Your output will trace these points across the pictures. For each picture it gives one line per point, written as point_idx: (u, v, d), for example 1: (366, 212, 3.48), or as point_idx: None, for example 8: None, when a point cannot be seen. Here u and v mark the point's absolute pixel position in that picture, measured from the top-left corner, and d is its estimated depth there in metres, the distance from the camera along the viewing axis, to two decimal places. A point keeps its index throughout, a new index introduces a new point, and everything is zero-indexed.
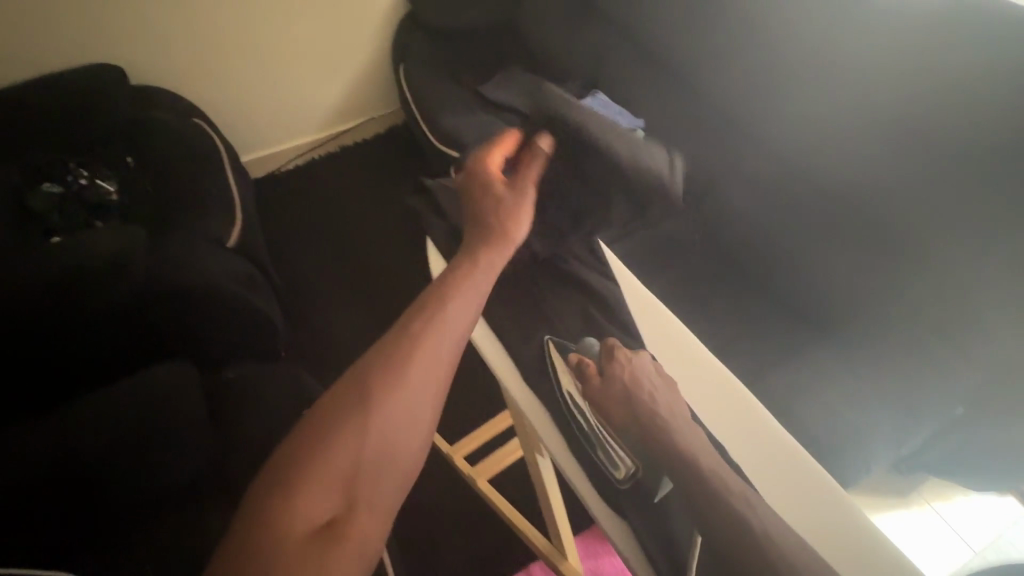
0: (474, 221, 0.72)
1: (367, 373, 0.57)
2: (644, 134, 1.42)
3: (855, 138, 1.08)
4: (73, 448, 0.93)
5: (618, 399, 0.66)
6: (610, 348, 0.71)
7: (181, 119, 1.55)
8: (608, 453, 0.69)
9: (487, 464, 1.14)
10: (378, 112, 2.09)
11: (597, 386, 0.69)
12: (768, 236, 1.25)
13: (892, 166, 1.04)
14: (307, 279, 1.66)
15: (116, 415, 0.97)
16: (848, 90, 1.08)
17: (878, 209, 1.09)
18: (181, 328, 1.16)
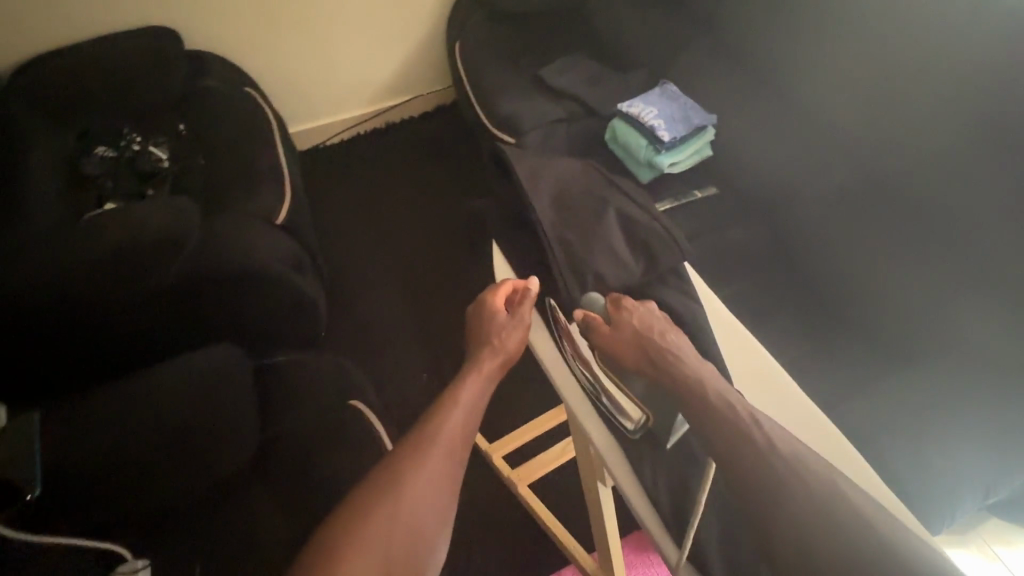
0: (476, 334, 0.86)
1: (393, 466, 0.73)
2: (713, 134, 1.35)
3: (980, 152, 0.97)
4: (121, 438, 0.88)
5: (628, 343, 0.76)
6: (616, 301, 0.80)
7: (234, 90, 1.52)
8: (616, 402, 0.77)
9: (529, 469, 1.12)
10: (427, 89, 2.02)
11: (607, 332, 0.78)
12: (849, 255, 1.16)
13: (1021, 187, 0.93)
14: (351, 261, 1.64)
15: (162, 407, 0.91)
16: (977, 99, 0.97)
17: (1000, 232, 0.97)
18: (228, 308, 1.13)
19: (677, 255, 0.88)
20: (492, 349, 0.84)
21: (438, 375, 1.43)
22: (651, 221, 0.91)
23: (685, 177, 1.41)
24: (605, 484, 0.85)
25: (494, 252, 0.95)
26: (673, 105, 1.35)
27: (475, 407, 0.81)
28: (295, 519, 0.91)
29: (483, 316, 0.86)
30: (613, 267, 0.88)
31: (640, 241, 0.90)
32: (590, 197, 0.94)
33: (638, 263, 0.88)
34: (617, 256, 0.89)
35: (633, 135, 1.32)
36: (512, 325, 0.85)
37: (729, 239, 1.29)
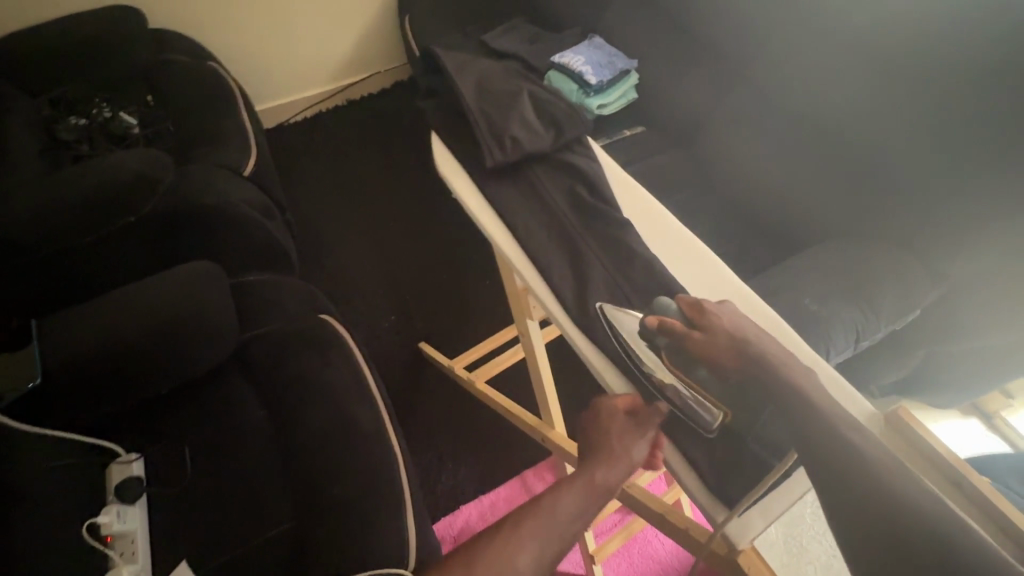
0: (594, 429, 0.73)
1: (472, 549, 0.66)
2: (636, 78, 1.52)
3: (857, 66, 1.17)
4: (110, 341, 0.97)
5: (730, 351, 0.66)
6: (695, 305, 0.71)
7: (198, 61, 1.63)
8: (692, 402, 0.73)
9: (486, 369, 1.22)
10: (385, 66, 2.16)
11: (699, 341, 0.68)
12: (757, 169, 1.36)
13: (887, 92, 1.13)
14: (317, 219, 1.75)
15: (146, 316, 1.00)
16: (849, 23, 1.16)
17: (877, 133, 1.16)
18: (202, 245, 1.24)
19: (580, 124, 0.92)
20: (616, 468, 0.69)
21: (404, 311, 1.55)
22: (557, 99, 0.94)
23: (616, 120, 1.58)
24: (534, 320, 0.86)
25: (431, 134, 0.95)
26: (600, 53, 1.51)
27: (576, 510, 0.67)
28: (273, 407, 1.05)
29: (604, 422, 0.72)
30: (526, 131, 0.91)
31: (548, 116, 0.93)
32: (503, 82, 0.96)
33: (547, 132, 0.91)
34: (528, 125, 0.91)
35: (565, 81, 1.48)
36: (642, 449, 0.71)
37: (656, 169, 1.46)
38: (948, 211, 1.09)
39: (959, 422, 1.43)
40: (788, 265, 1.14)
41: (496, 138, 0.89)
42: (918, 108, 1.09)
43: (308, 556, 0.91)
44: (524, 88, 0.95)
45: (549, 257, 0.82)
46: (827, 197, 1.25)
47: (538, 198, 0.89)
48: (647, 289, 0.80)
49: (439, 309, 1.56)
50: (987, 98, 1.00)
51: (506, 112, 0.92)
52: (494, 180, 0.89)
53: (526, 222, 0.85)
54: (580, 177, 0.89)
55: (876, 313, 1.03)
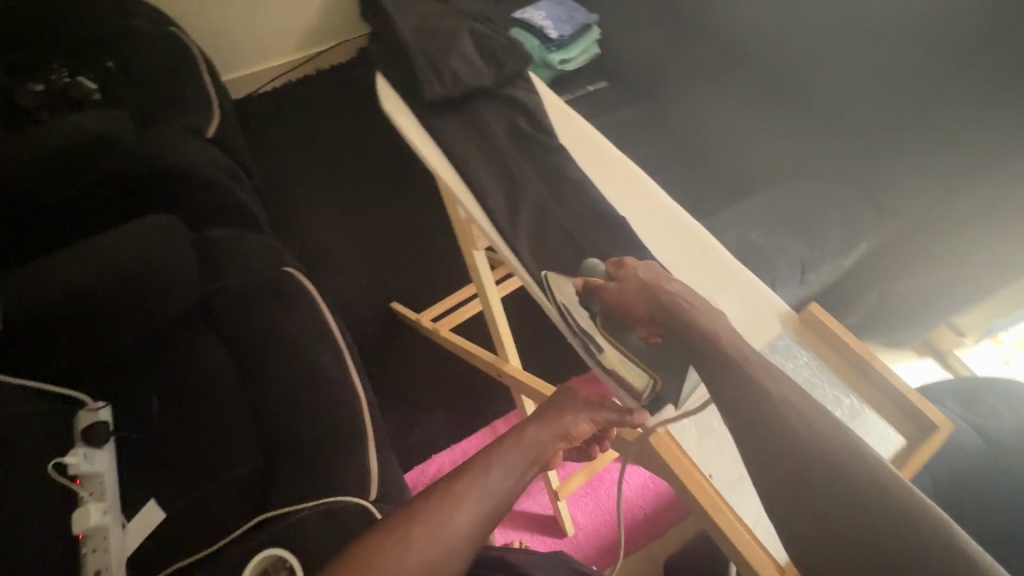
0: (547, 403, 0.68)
1: (406, 518, 0.55)
2: (598, 32, 1.52)
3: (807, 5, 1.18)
4: (70, 290, 0.98)
5: (641, 296, 0.63)
6: (617, 263, 0.71)
7: (158, 26, 1.61)
8: (624, 375, 0.67)
9: (450, 316, 1.25)
10: (352, 35, 2.16)
11: (616, 294, 0.66)
12: (715, 117, 1.37)
13: (833, 29, 1.15)
14: (287, 186, 1.75)
15: (105, 266, 1.01)
16: None
17: (824, 70, 1.19)
18: (165, 202, 1.26)
19: (521, 60, 0.94)
20: (549, 429, 0.65)
21: (374, 272, 1.57)
22: (498, 38, 0.96)
23: (578, 76, 1.58)
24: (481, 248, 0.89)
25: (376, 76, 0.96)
26: (560, 9, 1.51)
27: (510, 482, 0.60)
28: (237, 354, 1.08)
29: (556, 399, 0.68)
30: (466, 67, 0.92)
31: (490, 53, 0.95)
32: (446, 24, 0.97)
33: (487, 68, 0.93)
34: (470, 62, 0.93)
35: (525, 36, 1.48)
36: (582, 423, 0.66)
37: (617, 121, 1.47)
38: (892, 144, 1.12)
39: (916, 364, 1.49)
40: (741, 206, 1.17)
41: (437, 74, 0.90)
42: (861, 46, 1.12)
43: (272, 492, 0.95)
44: (464, 27, 0.97)
45: (490, 189, 0.84)
46: (780, 140, 1.28)
47: (479, 131, 0.90)
48: (582, 214, 0.83)
49: (409, 268, 1.58)
50: (921, 31, 1.04)
51: (449, 51, 0.93)
52: (437, 114, 0.90)
53: (469, 154, 0.87)
54: (521, 110, 0.91)
55: (821, 247, 1.08)
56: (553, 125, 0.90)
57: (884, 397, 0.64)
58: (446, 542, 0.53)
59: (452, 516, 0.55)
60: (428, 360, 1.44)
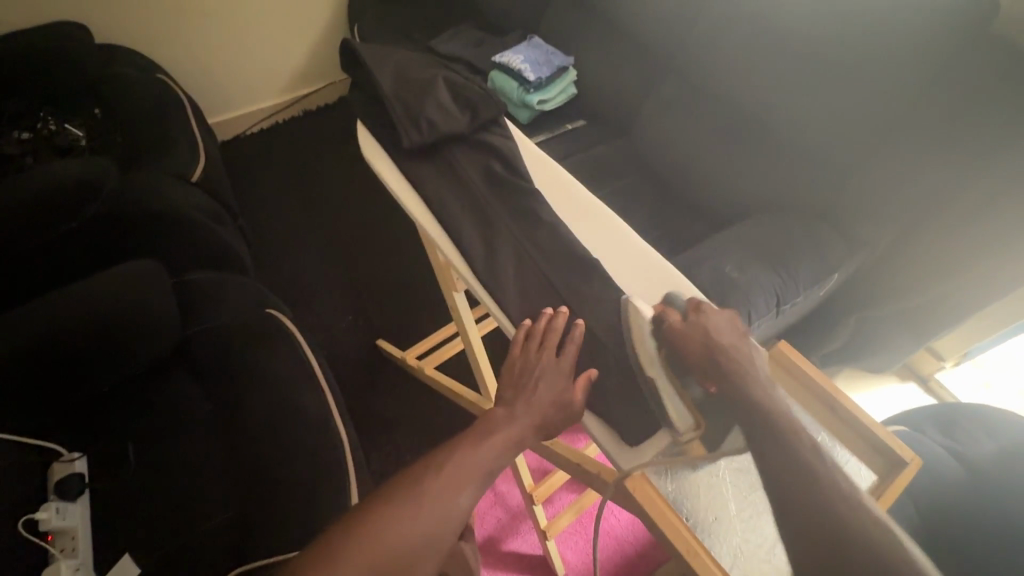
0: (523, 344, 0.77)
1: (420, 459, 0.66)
2: (574, 74, 1.58)
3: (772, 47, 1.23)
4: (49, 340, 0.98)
5: (701, 349, 0.66)
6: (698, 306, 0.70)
7: (146, 75, 1.65)
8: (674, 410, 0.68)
9: (434, 356, 1.25)
10: (338, 77, 2.22)
11: (684, 336, 0.68)
12: (689, 153, 1.42)
13: (796, 72, 1.20)
14: (274, 225, 1.77)
15: (86, 314, 1.01)
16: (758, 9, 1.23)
17: (792, 106, 1.22)
18: (148, 246, 1.26)
19: (495, 107, 0.97)
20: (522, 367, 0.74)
21: (360, 310, 1.58)
22: (471, 86, 0.99)
23: (557, 115, 1.64)
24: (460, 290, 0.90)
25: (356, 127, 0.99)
26: (538, 52, 1.57)
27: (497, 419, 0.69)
28: (217, 399, 1.07)
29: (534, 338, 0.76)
30: (441, 114, 0.95)
31: (464, 100, 0.98)
32: (422, 72, 1.01)
33: (463, 115, 0.96)
34: (445, 109, 0.96)
35: (504, 79, 1.53)
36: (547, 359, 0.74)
37: (596, 158, 1.51)
38: (860, 179, 1.16)
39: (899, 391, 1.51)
40: (717, 239, 1.20)
41: (414, 122, 0.93)
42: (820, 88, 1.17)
43: (251, 542, 0.93)
44: (439, 75, 1.00)
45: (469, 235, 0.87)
46: (752, 176, 1.32)
47: (455, 176, 0.93)
48: (558, 258, 0.84)
49: (394, 304, 1.59)
50: (875, 75, 1.09)
51: (423, 98, 0.96)
52: (415, 161, 0.93)
53: (446, 200, 0.89)
54: (496, 156, 0.94)
55: (797, 279, 1.11)
56: (526, 168, 0.93)
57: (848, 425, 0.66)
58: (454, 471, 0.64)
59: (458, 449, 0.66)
60: (415, 398, 1.43)
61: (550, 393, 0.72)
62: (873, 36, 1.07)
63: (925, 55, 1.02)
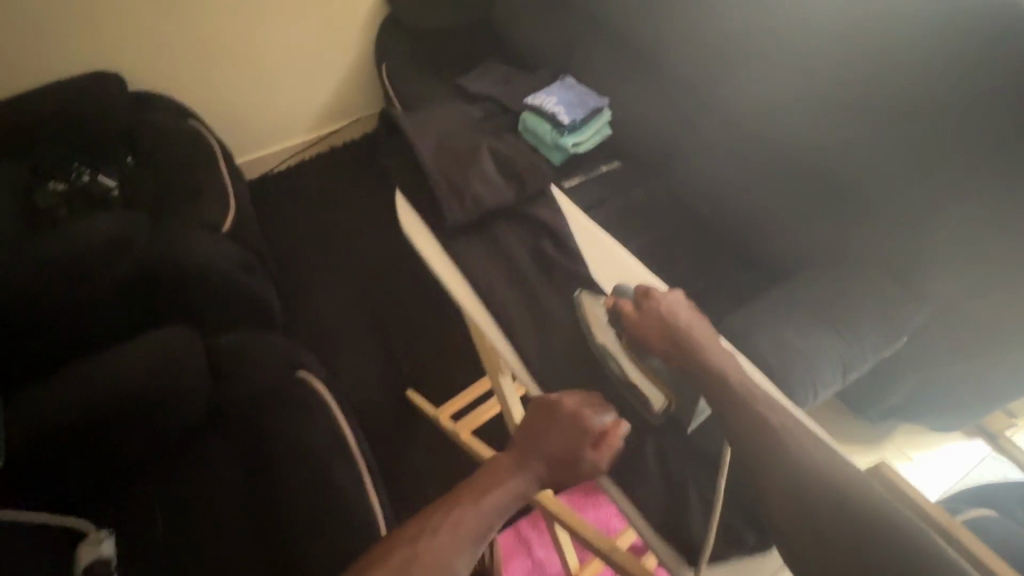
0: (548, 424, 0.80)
1: (448, 500, 0.72)
2: (609, 114, 1.53)
3: (824, 88, 1.16)
4: (86, 408, 0.97)
5: (654, 329, 0.83)
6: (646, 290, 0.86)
7: (178, 120, 1.66)
8: (642, 387, 0.86)
9: (470, 419, 1.20)
10: (365, 112, 2.22)
11: (639, 319, 0.85)
12: (735, 196, 1.34)
13: (854, 116, 1.12)
14: (303, 268, 1.75)
15: (120, 380, 1.00)
16: (806, 51, 1.17)
17: (853, 149, 1.14)
18: (180, 302, 1.26)
19: (539, 177, 1.10)
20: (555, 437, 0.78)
21: (391, 357, 1.54)
22: (515, 155, 1.14)
23: (591, 156, 1.58)
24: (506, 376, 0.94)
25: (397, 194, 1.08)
26: (572, 93, 1.53)
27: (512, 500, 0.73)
28: (249, 469, 1.03)
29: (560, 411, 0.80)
30: (484, 186, 1.07)
31: (511, 169, 1.12)
32: (464, 141, 1.13)
33: (510, 187, 1.09)
34: (490, 181, 1.08)
35: (537, 121, 1.50)
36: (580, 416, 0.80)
37: (633, 202, 1.46)
38: (930, 230, 1.08)
39: (951, 449, 1.44)
40: (771, 295, 1.13)
41: (458, 195, 1.03)
42: (876, 135, 1.10)
43: None
44: (478, 148, 1.11)
45: (511, 315, 0.93)
46: (804, 223, 1.24)
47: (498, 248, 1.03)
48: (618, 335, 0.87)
49: (425, 352, 1.55)
50: (941, 124, 1.02)
51: (465, 172, 1.07)
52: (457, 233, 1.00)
53: (490, 275, 0.98)
54: (543, 231, 1.05)
55: (858, 342, 1.04)
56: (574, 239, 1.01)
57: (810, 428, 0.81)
58: (474, 519, 0.70)
59: (479, 494, 0.72)
60: (446, 454, 1.38)
61: (567, 457, 0.76)
62: (937, 84, 1.00)
63: (998, 105, 0.95)
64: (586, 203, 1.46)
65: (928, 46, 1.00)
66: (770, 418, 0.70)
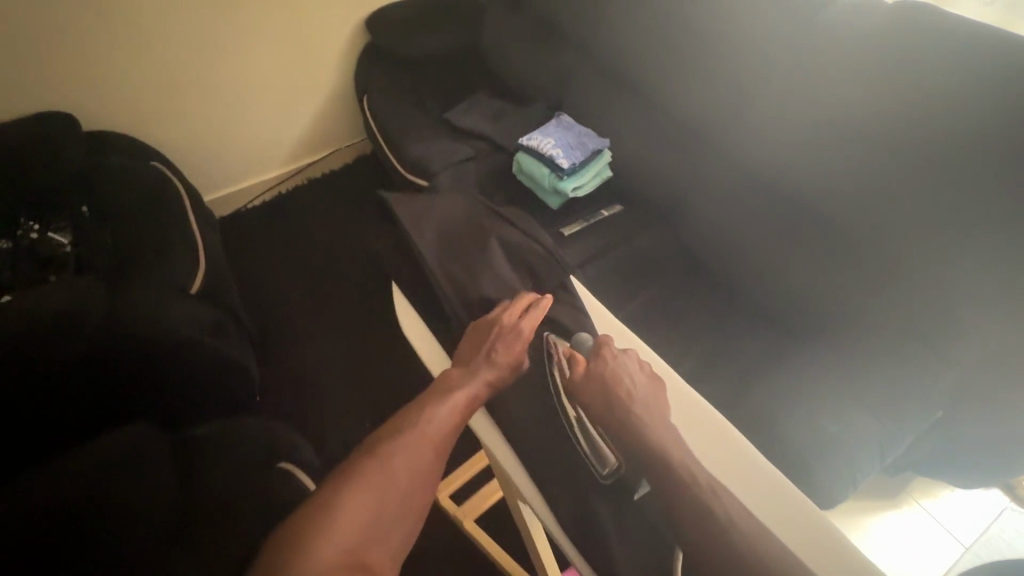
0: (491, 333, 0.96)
1: (402, 425, 0.87)
2: (610, 156, 1.45)
3: (842, 141, 1.08)
4: (39, 513, 0.87)
5: (597, 385, 0.89)
6: (600, 347, 0.94)
7: (139, 162, 1.51)
8: (593, 448, 0.90)
9: (475, 505, 1.19)
10: (345, 142, 2.10)
11: (587, 374, 0.91)
12: (747, 248, 1.26)
13: (876, 175, 1.04)
14: (291, 323, 1.67)
15: (83, 483, 0.93)
16: (822, 102, 1.09)
17: (871, 210, 1.06)
18: (146, 384, 1.16)
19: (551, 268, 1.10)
20: (493, 350, 0.94)
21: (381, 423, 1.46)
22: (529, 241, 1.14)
23: (589, 199, 1.50)
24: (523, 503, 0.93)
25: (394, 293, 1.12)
26: (570, 134, 1.45)
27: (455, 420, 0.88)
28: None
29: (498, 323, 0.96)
30: (494, 283, 1.08)
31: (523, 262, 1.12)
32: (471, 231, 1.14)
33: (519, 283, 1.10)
34: (502, 278, 1.09)
35: (534, 165, 1.40)
36: (511, 329, 0.96)
37: (638, 251, 1.37)
38: (958, 300, 1.00)
39: (964, 499, 1.40)
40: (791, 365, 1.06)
41: (463, 298, 1.06)
42: (898, 202, 1.02)
43: None
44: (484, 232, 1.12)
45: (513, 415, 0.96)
46: (820, 282, 1.15)
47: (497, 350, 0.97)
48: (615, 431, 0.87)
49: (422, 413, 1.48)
50: (973, 191, 0.93)
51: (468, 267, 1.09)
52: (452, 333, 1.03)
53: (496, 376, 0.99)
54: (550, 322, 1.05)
55: (900, 423, 1.03)
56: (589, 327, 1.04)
57: (798, 520, 0.80)
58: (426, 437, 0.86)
59: (430, 415, 0.87)
60: (439, 534, 1.28)
61: (497, 353, 0.93)
62: (970, 147, 0.93)
63: None
64: (588, 252, 1.38)
65: (960, 112, 0.93)
66: (710, 503, 0.76)
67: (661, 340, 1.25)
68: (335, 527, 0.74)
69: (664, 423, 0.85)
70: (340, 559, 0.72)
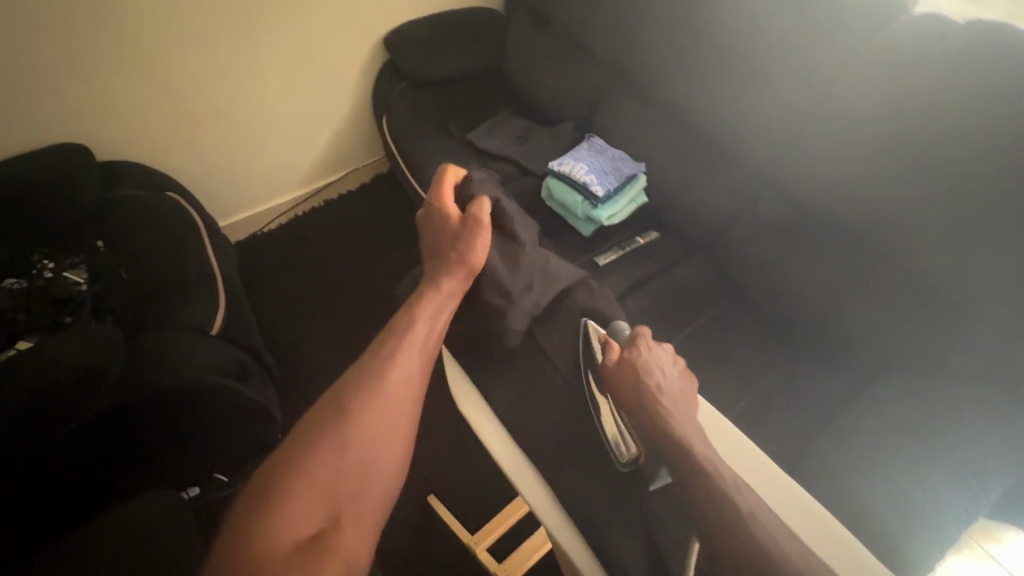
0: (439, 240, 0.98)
1: (362, 370, 0.81)
2: (645, 180, 1.39)
3: (906, 170, 1.00)
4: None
5: (631, 377, 0.83)
6: (638, 337, 0.88)
7: (157, 197, 1.46)
8: (617, 439, 0.89)
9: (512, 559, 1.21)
10: (362, 162, 2.04)
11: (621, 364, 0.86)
12: (795, 280, 1.20)
13: (946, 210, 0.96)
14: (322, 358, 1.65)
15: (115, 549, 0.91)
16: (883, 128, 1.01)
17: (937, 248, 0.99)
18: (170, 434, 1.12)
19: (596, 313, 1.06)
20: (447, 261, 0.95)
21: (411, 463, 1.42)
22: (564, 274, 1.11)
23: (623, 225, 1.44)
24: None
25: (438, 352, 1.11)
26: (603, 159, 1.39)
27: (419, 357, 0.84)
28: None
29: (445, 232, 0.98)
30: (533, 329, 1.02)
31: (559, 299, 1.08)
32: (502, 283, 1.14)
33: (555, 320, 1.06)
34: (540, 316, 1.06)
35: (566, 193, 1.35)
36: (456, 231, 0.97)
37: (678, 281, 1.31)
38: None
39: None
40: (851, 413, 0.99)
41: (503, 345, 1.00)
42: (971, 240, 0.95)
43: None
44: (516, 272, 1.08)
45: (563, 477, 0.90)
46: (878, 318, 1.09)
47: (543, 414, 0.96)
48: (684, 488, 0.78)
49: (461, 453, 1.46)
50: None
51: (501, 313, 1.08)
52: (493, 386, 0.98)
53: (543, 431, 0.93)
54: None
55: (984, 485, 0.96)
56: None
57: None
58: (392, 378, 0.81)
59: (394, 357, 0.82)
60: None
61: (453, 263, 0.95)
62: None
63: None
64: (626, 283, 1.32)
65: None
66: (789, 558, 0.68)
67: (707, 378, 1.19)
68: (303, 496, 0.68)
69: (692, 421, 0.81)
70: (314, 526, 0.67)
